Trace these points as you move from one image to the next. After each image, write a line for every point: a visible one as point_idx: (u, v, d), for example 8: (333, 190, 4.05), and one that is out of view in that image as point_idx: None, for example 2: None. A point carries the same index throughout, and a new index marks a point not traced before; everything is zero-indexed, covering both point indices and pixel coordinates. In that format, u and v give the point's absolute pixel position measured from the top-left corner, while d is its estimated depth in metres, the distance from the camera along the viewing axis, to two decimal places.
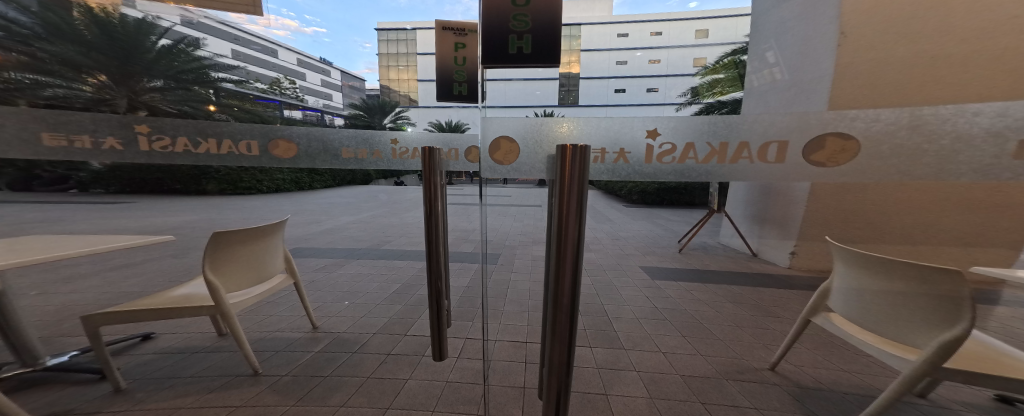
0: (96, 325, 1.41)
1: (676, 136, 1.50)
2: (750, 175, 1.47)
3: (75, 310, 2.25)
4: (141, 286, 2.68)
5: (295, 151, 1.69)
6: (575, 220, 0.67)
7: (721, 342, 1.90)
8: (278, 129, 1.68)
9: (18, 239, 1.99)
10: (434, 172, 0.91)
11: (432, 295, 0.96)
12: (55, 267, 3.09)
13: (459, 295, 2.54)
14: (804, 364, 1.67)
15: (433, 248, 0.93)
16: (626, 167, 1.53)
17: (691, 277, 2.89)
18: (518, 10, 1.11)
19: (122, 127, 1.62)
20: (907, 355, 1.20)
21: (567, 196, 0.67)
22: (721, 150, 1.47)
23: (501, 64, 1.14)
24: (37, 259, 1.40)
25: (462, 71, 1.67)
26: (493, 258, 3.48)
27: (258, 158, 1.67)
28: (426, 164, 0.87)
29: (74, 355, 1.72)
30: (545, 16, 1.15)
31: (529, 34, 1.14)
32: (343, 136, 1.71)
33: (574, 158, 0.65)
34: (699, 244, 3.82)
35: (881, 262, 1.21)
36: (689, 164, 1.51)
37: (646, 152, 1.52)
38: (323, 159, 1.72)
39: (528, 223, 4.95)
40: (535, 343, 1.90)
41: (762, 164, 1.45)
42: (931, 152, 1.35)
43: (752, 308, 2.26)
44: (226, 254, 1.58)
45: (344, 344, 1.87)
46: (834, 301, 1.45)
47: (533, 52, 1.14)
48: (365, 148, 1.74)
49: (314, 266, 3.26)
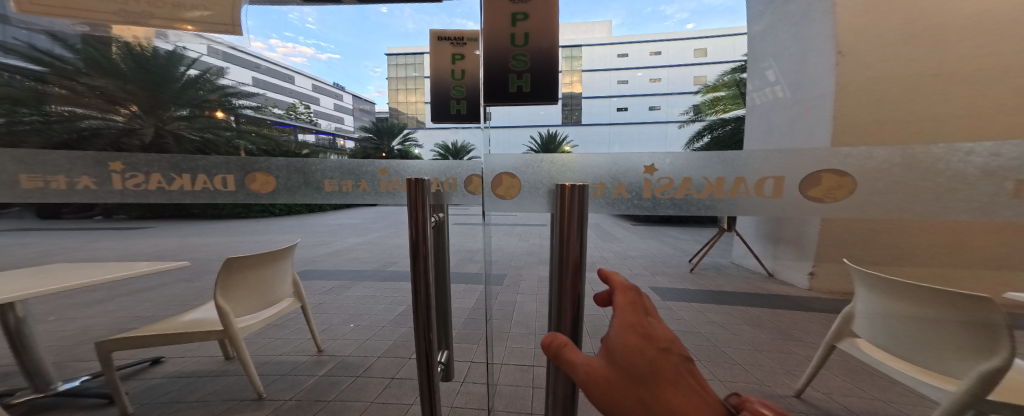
0: (108, 350, 1.43)
1: (673, 168, 1.34)
2: (748, 209, 1.30)
3: (88, 335, 2.30)
4: (153, 310, 2.73)
5: (273, 184, 1.61)
6: (576, 249, 0.69)
7: (739, 367, 1.82)
8: (257, 162, 1.60)
9: (42, 265, 2.08)
10: (419, 206, 0.85)
11: (421, 333, 0.92)
12: (76, 292, 3.19)
13: (464, 318, 2.52)
14: (832, 391, 1.58)
15: (420, 286, 0.91)
16: (625, 201, 1.36)
17: (706, 298, 2.88)
18: (517, 50, 1.22)
19: (98, 165, 1.52)
20: (943, 385, 1.14)
21: (567, 230, 0.69)
22: (719, 184, 1.31)
23: (502, 101, 1.26)
24: (49, 289, 1.40)
25: (460, 87, 1.74)
26: (498, 279, 3.45)
27: (235, 193, 1.59)
28: (413, 198, 0.85)
29: (85, 380, 1.74)
30: (541, 56, 1.24)
31: (528, 72, 1.24)
32: (327, 168, 1.63)
33: (573, 193, 0.68)
34: (711, 263, 3.84)
35: (905, 286, 1.19)
36: (688, 198, 1.34)
37: (644, 187, 1.35)
38: (306, 192, 1.64)
39: (534, 242, 4.98)
40: (542, 367, 1.85)
41: (760, 200, 1.27)
42: (926, 189, 1.19)
43: (773, 332, 2.22)
44: (236, 279, 1.60)
45: (349, 367, 1.84)
46: (859, 326, 1.42)
47: (532, 90, 1.24)
48: (351, 179, 1.65)
49: (322, 288, 3.28)
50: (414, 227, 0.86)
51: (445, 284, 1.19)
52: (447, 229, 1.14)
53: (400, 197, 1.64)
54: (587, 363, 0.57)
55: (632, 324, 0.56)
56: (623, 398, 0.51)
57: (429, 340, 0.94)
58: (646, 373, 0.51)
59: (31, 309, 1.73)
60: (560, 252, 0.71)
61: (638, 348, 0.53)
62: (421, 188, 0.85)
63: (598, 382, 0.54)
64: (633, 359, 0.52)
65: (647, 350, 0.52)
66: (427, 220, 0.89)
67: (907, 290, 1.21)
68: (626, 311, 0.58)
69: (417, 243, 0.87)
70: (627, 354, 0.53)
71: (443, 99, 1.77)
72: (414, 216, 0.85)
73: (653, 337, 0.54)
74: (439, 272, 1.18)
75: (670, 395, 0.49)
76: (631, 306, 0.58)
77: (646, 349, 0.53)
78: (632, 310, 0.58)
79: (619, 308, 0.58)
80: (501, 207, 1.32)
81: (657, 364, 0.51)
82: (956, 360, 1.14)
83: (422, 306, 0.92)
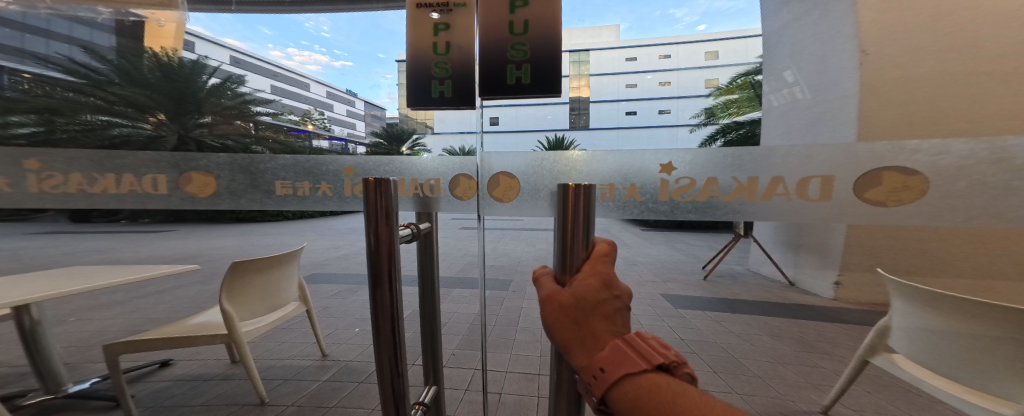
0: (116, 354, 1.45)
1: (698, 170, 1.28)
2: (773, 211, 1.24)
3: (104, 336, 2.39)
4: (166, 312, 2.82)
5: (213, 186, 1.48)
6: (581, 259, 0.57)
7: (759, 380, 1.80)
8: (194, 160, 1.48)
9: (63, 269, 2.16)
10: (384, 216, 0.59)
11: (387, 401, 0.65)
12: (97, 293, 3.34)
13: (470, 323, 2.52)
14: (862, 409, 1.51)
15: (382, 323, 0.63)
16: (637, 204, 1.32)
17: (720, 307, 2.87)
18: (515, 39, 1.09)
19: (13, 164, 1.47)
20: (997, 407, 1.07)
21: (571, 235, 0.56)
22: (750, 185, 1.24)
23: (498, 95, 1.11)
24: (71, 291, 1.45)
25: (444, 62, 1.13)
26: (504, 285, 3.44)
27: (168, 197, 1.48)
28: (371, 206, 0.59)
29: (95, 382, 1.81)
30: (540, 45, 1.10)
31: (528, 64, 1.10)
32: (280, 167, 1.46)
33: (578, 199, 0.55)
34: (726, 271, 3.82)
35: (947, 299, 1.15)
36: (712, 201, 1.28)
37: (661, 189, 1.31)
38: (251, 196, 1.48)
39: (540, 247, 4.97)
40: (548, 376, 1.82)
41: (798, 202, 1.20)
42: (1014, 191, 1.09)
43: (794, 344, 2.15)
44: (243, 283, 1.63)
45: (353, 373, 1.85)
46: (897, 341, 1.37)
47: (533, 82, 1.10)
48: (307, 181, 1.46)
49: (331, 291, 3.35)
50: (374, 247, 0.60)
51: (435, 309, 1.00)
52: (436, 239, 1.02)
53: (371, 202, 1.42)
54: (544, 287, 0.54)
55: (597, 270, 0.54)
56: (560, 317, 0.49)
57: (398, 394, 0.66)
58: (591, 305, 0.49)
59: (47, 311, 1.80)
60: (562, 259, 0.58)
61: (593, 288, 0.51)
62: (383, 194, 0.59)
63: (546, 301, 0.50)
64: (587, 293, 0.50)
65: (603, 289, 0.51)
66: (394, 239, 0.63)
67: (947, 303, 1.16)
68: (598, 261, 0.55)
69: (391, 269, 0.61)
70: (580, 285, 0.51)
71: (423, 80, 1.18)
72: (375, 232, 0.60)
73: (611, 285, 0.53)
74: (426, 294, 1.01)
75: (600, 326, 0.48)
76: (604, 258, 0.56)
77: (601, 292, 0.51)
78: (603, 264, 0.55)
79: (591, 258, 0.56)
80: (496, 209, 1.34)
81: (606, 304, 0.50)
82: (1009, 379, 1.08)
83: (388, 369, 0.64)
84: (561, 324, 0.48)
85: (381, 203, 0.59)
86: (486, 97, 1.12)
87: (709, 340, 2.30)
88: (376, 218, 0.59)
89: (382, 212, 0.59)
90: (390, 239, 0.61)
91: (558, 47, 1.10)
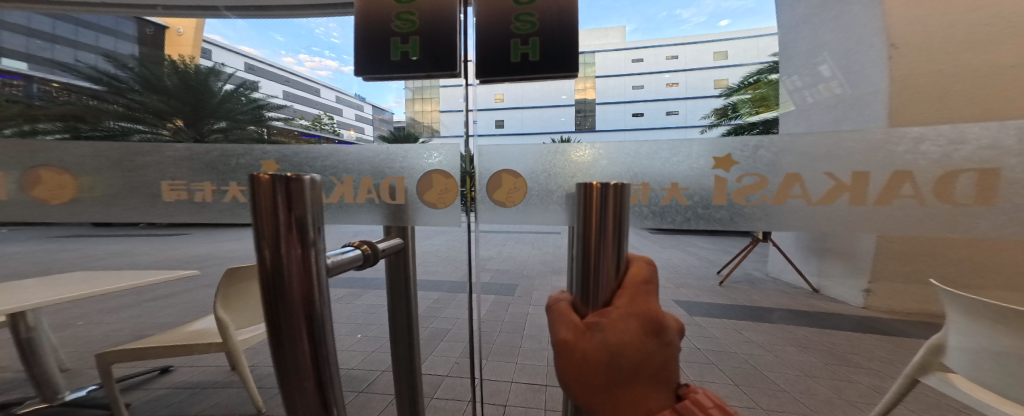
0: (109, 362, 1.47)
1: (765, 160, 0.84)
2: (900, 228, 0.77)
3: (111, 340, 2.46)
4: (173, 317, 2.89)
5: (69, 190, 1.02)
6: (613, 289, 0.37)
7: (789, 395, 1.75)
8: (43, 153, 1.01)
9: (67, 274, 2.20)
10: (292, 229, 0.31)
11: None
12: (108, 296, 3.44)
13: (474, 330, 2.51)
14: None
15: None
16: (682, 210, 0.89)
17: (741, 315, 2.83)
18: (522, 9, 0.89)
19: None
20: None
21: (598, 247, 0.37)
22: (856, 184, 0.78)
23: (497, 76, 0.93)
24: (77, 295, 1.48)
25: (408, 14, 0.87)
26: (510, 290, 3.43)
27: (8, 206, 1.03)
28: (262, 214, 0.30)
29: (91, 390, 1.93)
30: (551, 14, 0.91)
31: (536, 37, 0.91)
32: (167, 162, 1.01)
33: (605, 196, 0.35)
34: (743, 277, 3.78)
35: (1006, 313, 1.03)
36: (793, 208, 0.82)
37: (716, 189, 0.87)
38: (130, 205, 1.03)
39: (546, 250, 4.94)
40: (556, 387, 1.79)
41: (945, 212, 0.74)
42: None
43: (824, 356, 2.10)
44: (238, 291, 1.65)
45: (352, 382, 1.88)
46: (953, 359, 1.23)
47: (542, 59, 0.91)
48: (210, 180, 1.00)
49: (334, 296, 3.35)
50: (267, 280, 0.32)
51: (410, 326, 0.90)
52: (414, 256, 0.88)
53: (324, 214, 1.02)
54: (554, 323, 0.36)
55: (641, 306, 0.35)
56: (583, 377, 0.33)
57: None
58: (631, 363, 0.33)
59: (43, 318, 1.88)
60: (582, 283, 0.38)
61: (634, 339, 0.33)
62: (295, 194, 0.31)
63: (556, 351, 0.34)
64: (625, 347, 0.32)
65: (646, 336, 0.34)
66: (322, 261, 0.35)
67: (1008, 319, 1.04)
68: (643, 292, 0.36)
69: (313, 312, 0.34)
70: (609, 328, 0.33)
71: (377, 41, 0.91)
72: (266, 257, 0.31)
73: (661, 328, 0.35)
74: (395, 306, 0.89)
75: (639, 389, 0.34)
76: (646, 289, 0.36)
77: (646, 341, 0.34)
78: (646, 297, 0.36)
79: (631, 284, 0.36)
80: (435, 219, 0.98)
81: (648, 354, 0.34)
82: None
83: None
84: (585, 386, 0.33)
85: (283, 203, 0.30)
86: (483, 77, 0.92)
87: (729, 351, 2.26)
88: (273, 227, 0.31)
89: (290, 217, 0.31)
90: (313, 267, 0.33)
91: (573, 16, 0.91)
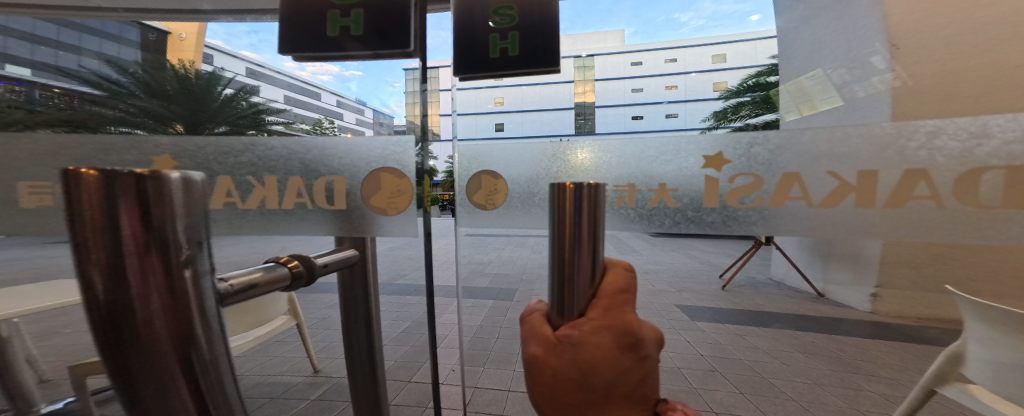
0: (81, 374, 1.49)
1: (761, 159, 0.84)
2: (928, 230, 0.79)
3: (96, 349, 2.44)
4: None
5: None
6: (589, 299, 0.36)
7: (796, 404, 1.73)
8: None
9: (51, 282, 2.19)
10: (150, 249, 0.24)
11: None
12: None
13: (471, 335, 2.50)
14: None
15: None
16: (671, 213, 0.88)
17: (744, 319, 2.82)
18: (502, 5, 1.09)
19: None
20: None
21: (574, 251, 0.35)
22: (862, 184, 0.80)
23: (481, 70, 1.11)
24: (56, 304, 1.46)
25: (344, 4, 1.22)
26: (509, 295, 3.42)
27: None
28: (92, 224, 0.23)
29: (66, 402, 1.92)
30: (527, 13, 1.11)
31: (515, 31, 1.10)
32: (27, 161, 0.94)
33: (584, 196, 0.34)
34: (746, 280, 3.79)
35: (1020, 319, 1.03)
36: (793, 209, 0.82)
37: (708, 190, 0.86)
38: None
39: None
40: None
41: (967, 213, 0.77)
42: None
43: (831, 363, 2.09)
44: None
45: (343, 391, 1.86)
46: (972, 371, 1.21)
47: (519, 53, 1.10)
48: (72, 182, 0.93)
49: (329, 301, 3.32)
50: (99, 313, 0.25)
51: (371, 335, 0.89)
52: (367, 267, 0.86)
53: (250, 221, 0.96)
54: (525, 338, 0.36)
55: (616, 322, 0.34)
56: (554, 393, 0.33)
57: None
58: (604, 378, 0.33)
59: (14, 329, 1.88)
60: (555, 295, 0.37)
61: (606, 355, 0.33)
62: (157, 194, 0.24)
63: (527, 367, 0.34)
64: (596, 364, 0.33)
65: (619, 351, 0.34)
66: (202, 286, 0.30)
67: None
68: (619, 307, 0.35)
69: (192, 352, 0.29)
70: (580, 344, 0.33)
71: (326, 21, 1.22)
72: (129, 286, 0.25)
73: (637, 342, 0.35)
74: (349, 319, 0.86)
75: (614, 405, 0.34)
76: (623, 299, 0.35)
77: (620, 357, 0.34)
78: (622, 307, 0.35)
79: (605, 296, 0.35)
80: (387, 227, 0.96)
81: (623, 368, 0.34)
82: None
83: None
84: (555, 401, 0.34)
85: (135, 224, 0.23)
86: (463, 72, 1.11)
87: (732, 358, 2.24)
88: (103, 238, 0.23)
89: (142, 238, 0.24)
90: (183, 295, 0.28)
91: (551, 17, 1.10)
